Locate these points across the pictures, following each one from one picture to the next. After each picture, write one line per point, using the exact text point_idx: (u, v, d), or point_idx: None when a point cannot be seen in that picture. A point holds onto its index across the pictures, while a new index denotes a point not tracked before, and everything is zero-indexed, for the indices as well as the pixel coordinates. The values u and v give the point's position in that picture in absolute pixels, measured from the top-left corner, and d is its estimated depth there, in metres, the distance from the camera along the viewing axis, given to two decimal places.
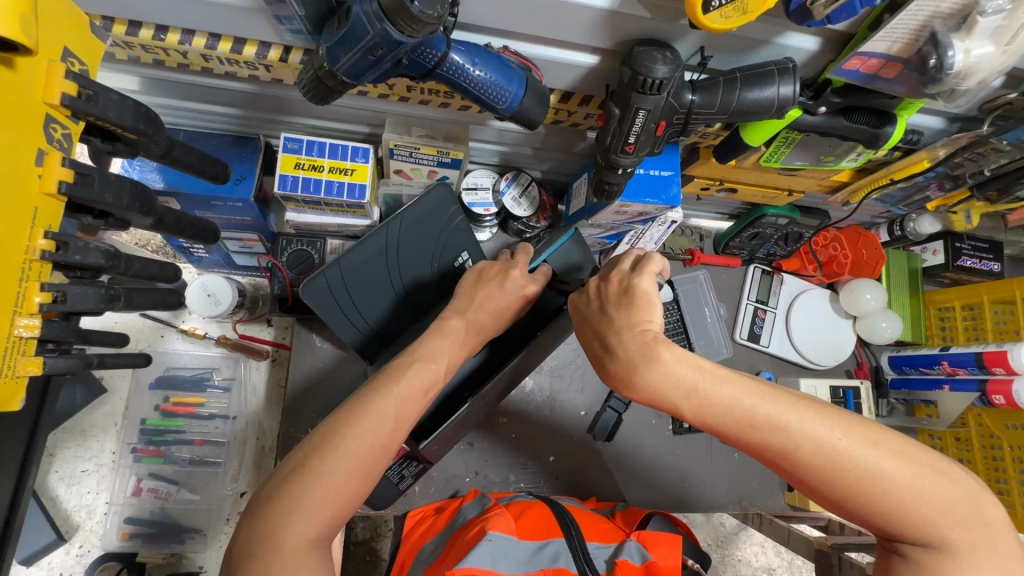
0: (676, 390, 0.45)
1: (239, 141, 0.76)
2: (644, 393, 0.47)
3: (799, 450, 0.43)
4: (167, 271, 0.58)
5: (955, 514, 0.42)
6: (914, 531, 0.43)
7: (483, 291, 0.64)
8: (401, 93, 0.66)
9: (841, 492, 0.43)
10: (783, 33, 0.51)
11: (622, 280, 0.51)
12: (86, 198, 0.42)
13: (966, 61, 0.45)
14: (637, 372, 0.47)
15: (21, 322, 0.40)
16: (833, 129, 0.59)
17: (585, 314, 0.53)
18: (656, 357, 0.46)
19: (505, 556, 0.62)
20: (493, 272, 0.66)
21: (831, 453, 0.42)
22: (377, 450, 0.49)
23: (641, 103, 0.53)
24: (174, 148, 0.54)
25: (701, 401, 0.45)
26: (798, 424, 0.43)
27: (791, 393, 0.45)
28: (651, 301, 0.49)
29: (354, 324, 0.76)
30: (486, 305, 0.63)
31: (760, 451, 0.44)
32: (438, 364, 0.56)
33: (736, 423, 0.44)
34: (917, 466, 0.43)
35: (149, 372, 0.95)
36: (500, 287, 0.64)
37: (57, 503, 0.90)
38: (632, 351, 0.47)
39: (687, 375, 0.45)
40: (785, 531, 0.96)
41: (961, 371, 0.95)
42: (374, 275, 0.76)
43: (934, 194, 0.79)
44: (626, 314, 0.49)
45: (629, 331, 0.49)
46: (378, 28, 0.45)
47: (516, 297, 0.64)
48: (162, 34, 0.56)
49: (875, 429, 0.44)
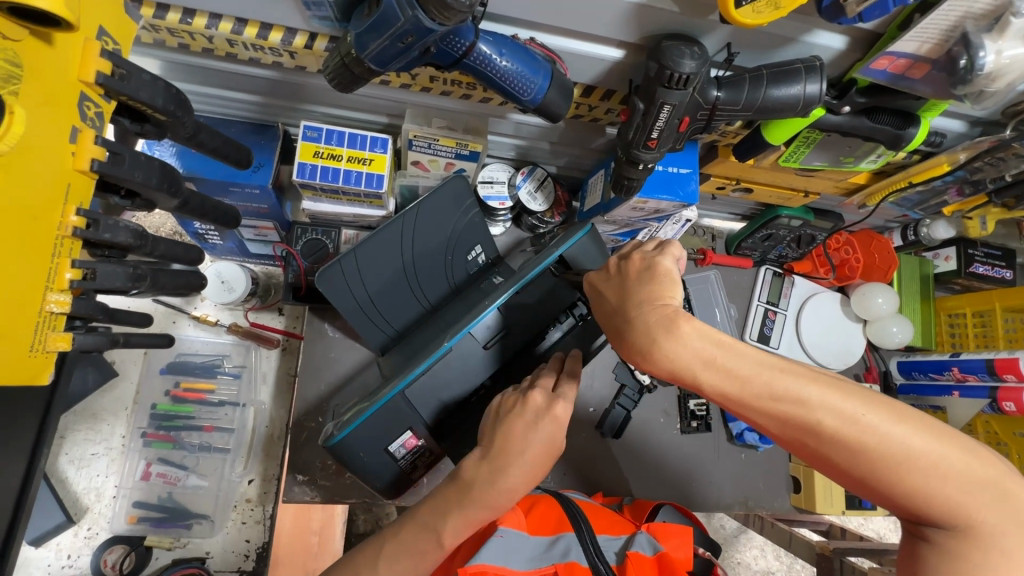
0: (694, 360, 0.46)
1: (259, 129, 0.77)
2: (662, 365, 0.47)
3: (821, 424, 0.44)
4: (190, 254, 0.58)
5: (983, 496, 0.43)
6: (938, 511, 0.43)
7: (503, 430, 0.55)
8: (423, 84, 0.66)
9: (863, 467, 0.44)
10: (811, 31, 0.51)
11: (645, 258, 0.54)
12: (118, 177, 0.43)
13: (997, 62, 0.45)
14: (656, 344, 0.47)
15: (52, 297, 0.40)
16: (855, 129, 0.59)
17: (602, 287, 0.56)
18: (675, 330, 0.47)
19: (518, 553, 0.63)
20: (516, 398, 0.57)
21: (855, 427, 0.43)
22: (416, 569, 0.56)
23: (666, 98, 0.53)
24: (201, 131, 0.54)
25: (721, 373, 0.45)
26: (819, 398, 0.44)
27: (813, 370, 0.45)
28: (674, 278, 0.51)
29: (382, 329, 0.81)
30: (510, 445, 0.55)
31: (781, 425, 0.45)
32: (469, 503, 0.55)
33: (758, 397, 0.45)
34: (943, 445, 0.43)
35: (160, 357, 0.96)
36: (522, 416, 0.55)
37: (67, 485, 0.90)
38: (652, 323, 0.48)
39: (705, 348, 0.46)
40: (788, 535, 1.02)
41: (970, 377, 0.95)
42: (396, 281, 0.80)
43: (951, 199, 0.79)
44: (649, 288, 0.51)
45: (649, 305, 0.50)
46: (410, 15, 0.45)
47: (549, 425, 0.55)
48: (189, 18, 0.56)
49: (901, 407, 0.45)
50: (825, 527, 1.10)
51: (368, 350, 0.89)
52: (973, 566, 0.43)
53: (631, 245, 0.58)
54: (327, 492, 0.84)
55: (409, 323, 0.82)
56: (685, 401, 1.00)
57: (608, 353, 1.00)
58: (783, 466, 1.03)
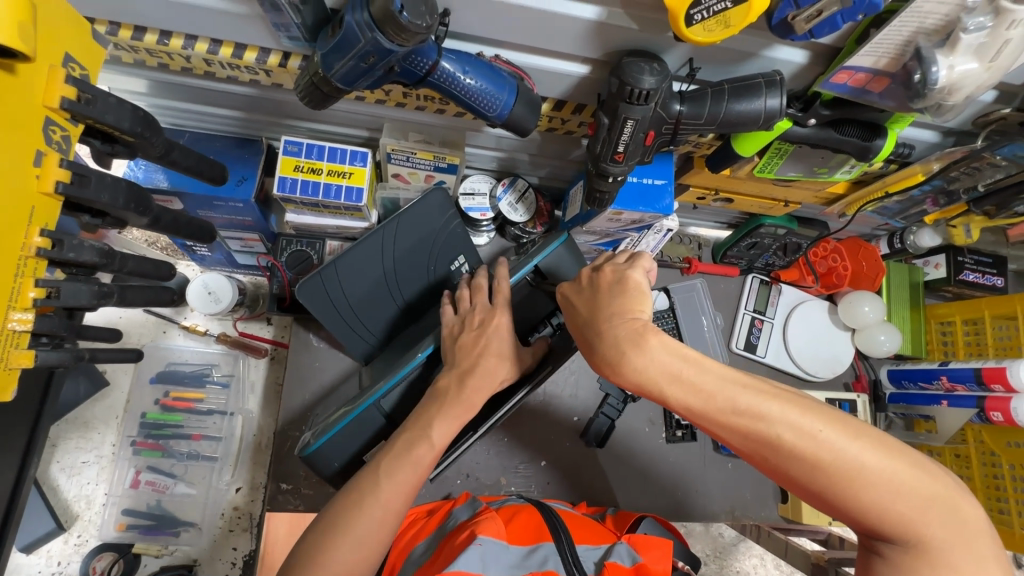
0: (660, 374, 0.46)
1: (243, 144, 0.78)
2: (629, 377, 0.47)
3: (780, 439, 0.43)
4: (161, 269, 0.60)
5: (935, 513, 0.43)
6: (891, 527, 0.43)
7: (459, 344, 0.63)
8: (398, 100, 0.67)
9: (820, 483, 0.44)
10: (770, 46, 0.52)
11: (616, 270, 0.54)
12: (83, 198, 0.44)
13: (950, 77, 0.46)
14: (625, 357, 0.47)
15: (15, 316, 0.41)
16: (823, 142, 0.60)
17: (575, 299, 0.55)
18: (643, 343, 0.47)
19: (495, 561, 0.62)
20: (461, 320, 0.66)
21: (812, 443, 0.43)
22: (377, 523, 0.54)
23: (629, 113, 0.54)
24: (173, 149, 0.55)
25: (686, 387, 0.45)
26: (779, 413, 0.44)
27: (775, 387, 0.45)
28: (643, 292, 0.51)
29: (363, 338, 0.81)
30: (469, 348, 0.62)
31: (742, 439, 0.45)
32: (427, 424, 0.57)
33: (721, 411, 0.45)
34: (898, 462, 0.43)
35: (149, 367, 0.98)
36: (472, 334, 0.63)
37: (57, 492, 0.92)
38: (620, 336, 0.48)
39: (671, 362, 0.46)
40: (783, 543, 0.97)
41: (959, 387, 0.94)
42: (374, 287, 0.79)
43: (930, 209, 0.79)
44: (619, 301, 0.51)
45: (619, 318, 0.50)
46: (369, 37, 0.46)
47: (496, 334, 0.63)
48: (166, 40, 0.58)
49: (859, 424, 0.44)
50: (823, 536, 1.07)
51: (351, 360, 0.90)
52: None
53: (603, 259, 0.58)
54: (310, 500, 0.85)
55: (389, 329, 0.82)
56: (669, 410, 1.01)
57: None
58: None
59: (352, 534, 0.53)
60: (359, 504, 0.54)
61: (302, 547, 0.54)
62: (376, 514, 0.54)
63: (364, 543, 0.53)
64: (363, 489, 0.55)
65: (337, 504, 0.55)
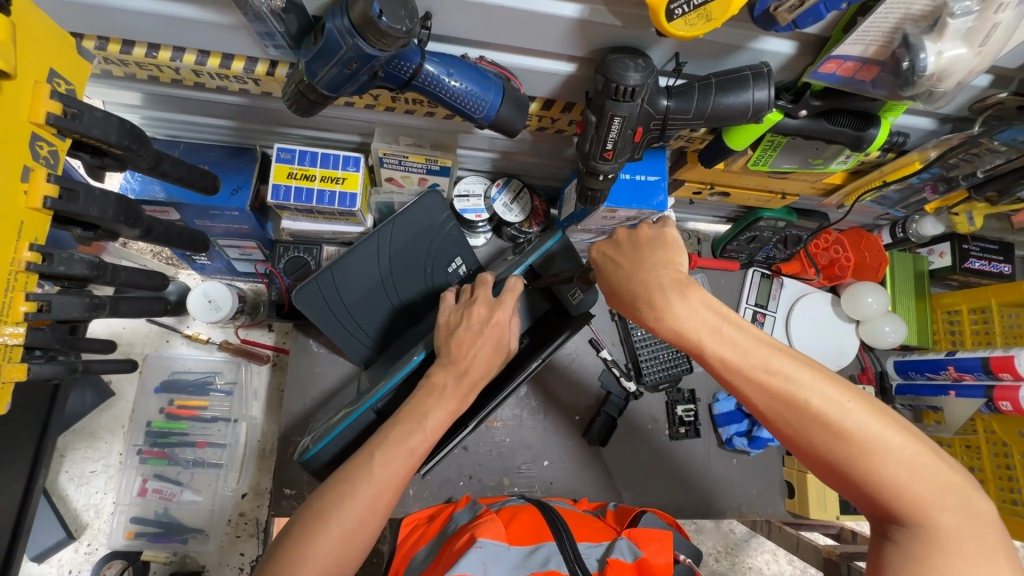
0: (698, 326, 0.49)
1: (237, 153, 0.79)
2: (669, 326, 0.50)
3: (807, 403, 0.45)
4: (154, 280, 0.61)
5: (950, 499, 0.43)
6: (905, 509, 0.43)
7: (454, 340, 0.62)
8: (387, 104, 0.67)
9: (839, 452, 0.45)
10: (757, 38, 0.51)
11: (652, 229, 0.56)
12: (73, 213, 0.45)
13: (939, 63, 0.45)
14: (668, 305, 0.50)
15: (7, 330, 0.42)
16: (816, 133, 0.59)
17: (614, 256, 0.56)
18: (687, 293, 0.50)
19: (497, 562, 0.62)
20: (460, 315, 0.65)
21: (837, 410, 0.44)
22: (362, 516, 0.53)
23: (616, 110, 0.53)
24: (163, 161, 0.56)
25: (723, 341, 0.48)
26: (807, 378, 0.45)
27: (810, 358, 0.47)
28: (681, 246, 0.55)
29: (361, 341, 0.80)
30: (463, 351, 0.62)
31: (769, 401, 0.46)
32: (418, 420, 0.57)
33: (753, 369, 0.47)
34: (918, 445, 0.44)
35: (153, 376, 0.98)
36: (469, 330, 0.63)
37: (67, 502, 0.94)
38: (665, 284, 0.51)
39: (710, 317, 0.49)
40: (795, 539, 0.97)
41: (967, 376, 0.93)
42: (371, 290, 0.79)
43: (930, 196, 0.78)
44: (661, 253, 0.54)
45: (663, 266, 0.53)
46: (350, 43, 0.46)
47: (490, 334, 0.63)
48: (154, 52, 0.58)
49: (882, 406, 0.46)
50: (835, 530, 1.06)
51: (352, 365, 0.90)
52: (934, 566, 0.41)
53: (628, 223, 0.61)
54: None
55: (386, 331, 0.81)
56: (672, 407, 0.99)
57: (593, 360, 1.00)
58: (777, 469, 1.02)
59: (342, 522, 0.52)
60: (351, 492, 0.53)
61: (285, 537, 0.52)
62: (364, 504, 0.53)
63: (353, 531, 0.52)
64: (353, 477, 0.54)
65: (325, 494, 0.54)
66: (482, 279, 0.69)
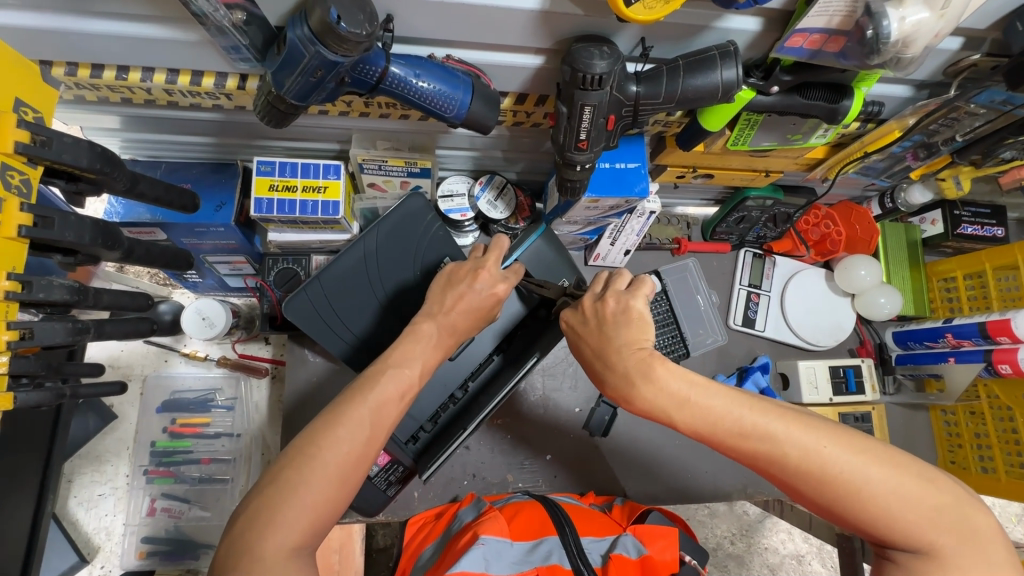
0: (668, 402, 0.50)
1: (218, 168, 0.79)
2: (642, 406, 0.52)
3: (786, 457, 0.47)
4: (137, 300, 0.62)
5: (940, 520, 0.46)
6: (900, 536, 0.46)
7: (453, 293, 0.60)
8: (361, 109, 0.67)
9: (828, 498, 0.47)
10: (721, 17, 0.51)
11: (618, 299, 0.55)
12: (48, 239, 0.45)
13: (903, 28, 0.45)
14: (634, 389, 0.52)
15: None
16: (789, 108, 0.59)
17: (580, 332, 0.57)
18: (651, 374, 0.51)
19: (498, 558, 0.62)
20: (461, 273, 0.62)
21: (819, 459, 0.46)
22: (354, 459, 0.48)
23: (585, 100, 0.53)
24: (140, 182, 0.56)
25: (694, 412, 0.50)
26: (783, 432, 0.47)
27: (781, 408, 0.49)
28: (646, 322, 0.54)
29: (340, 335, 0.76)
30: (457, 306, 0.60)
31: (753, 459, 0.49)
32: (412, 367, 0.54)
33: (728, 433, 0.49)
34: (901, 474, 0.46)
35: (154, 397, 0.99)
36: (470, 287, 0.61)
37: (78, 526, 0.95)
38: (629, 368, 0.52)
39: (680, 388, 0.50)
40: (807, 515, 0.97)
41: (966, 342, 0.92)
42: (355, 287, 0.76)
43: (913, 163, 0.79)
44: (625, 333, 0.54)
45: (627, 348, 0.53)
46: (312, 51, 0.46)
47: (487, 298, 0.61)
48: (124, 74, 0.58)
49: (863, 439, 0.47)
50: None
51: (348, 371, 0.91)
52: None
53: (601, 282, 0.60)
54: None
55: (369, 331, 0.76)
56: None
57: None
58: None
59: (331, 452, 0.48)
60: (340, 426, 0.49)
61: (264, 485, 0.47)
62: (360, 440, 0.49)
63: (341, 463, 0.48)
64: (341, 407, 0.50)
65: (312, 429, 0.49)
66: (495, 241, 0.65)
